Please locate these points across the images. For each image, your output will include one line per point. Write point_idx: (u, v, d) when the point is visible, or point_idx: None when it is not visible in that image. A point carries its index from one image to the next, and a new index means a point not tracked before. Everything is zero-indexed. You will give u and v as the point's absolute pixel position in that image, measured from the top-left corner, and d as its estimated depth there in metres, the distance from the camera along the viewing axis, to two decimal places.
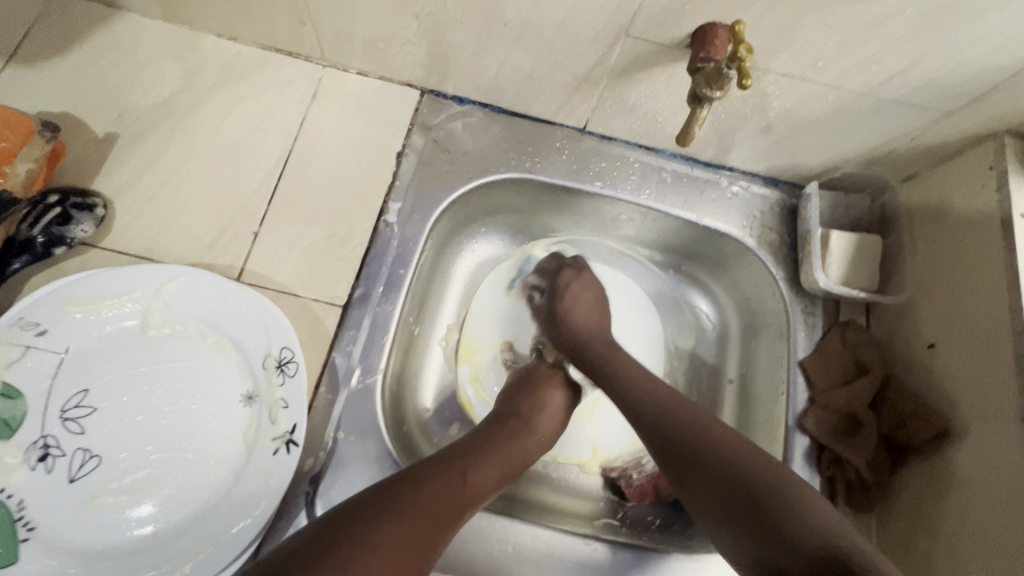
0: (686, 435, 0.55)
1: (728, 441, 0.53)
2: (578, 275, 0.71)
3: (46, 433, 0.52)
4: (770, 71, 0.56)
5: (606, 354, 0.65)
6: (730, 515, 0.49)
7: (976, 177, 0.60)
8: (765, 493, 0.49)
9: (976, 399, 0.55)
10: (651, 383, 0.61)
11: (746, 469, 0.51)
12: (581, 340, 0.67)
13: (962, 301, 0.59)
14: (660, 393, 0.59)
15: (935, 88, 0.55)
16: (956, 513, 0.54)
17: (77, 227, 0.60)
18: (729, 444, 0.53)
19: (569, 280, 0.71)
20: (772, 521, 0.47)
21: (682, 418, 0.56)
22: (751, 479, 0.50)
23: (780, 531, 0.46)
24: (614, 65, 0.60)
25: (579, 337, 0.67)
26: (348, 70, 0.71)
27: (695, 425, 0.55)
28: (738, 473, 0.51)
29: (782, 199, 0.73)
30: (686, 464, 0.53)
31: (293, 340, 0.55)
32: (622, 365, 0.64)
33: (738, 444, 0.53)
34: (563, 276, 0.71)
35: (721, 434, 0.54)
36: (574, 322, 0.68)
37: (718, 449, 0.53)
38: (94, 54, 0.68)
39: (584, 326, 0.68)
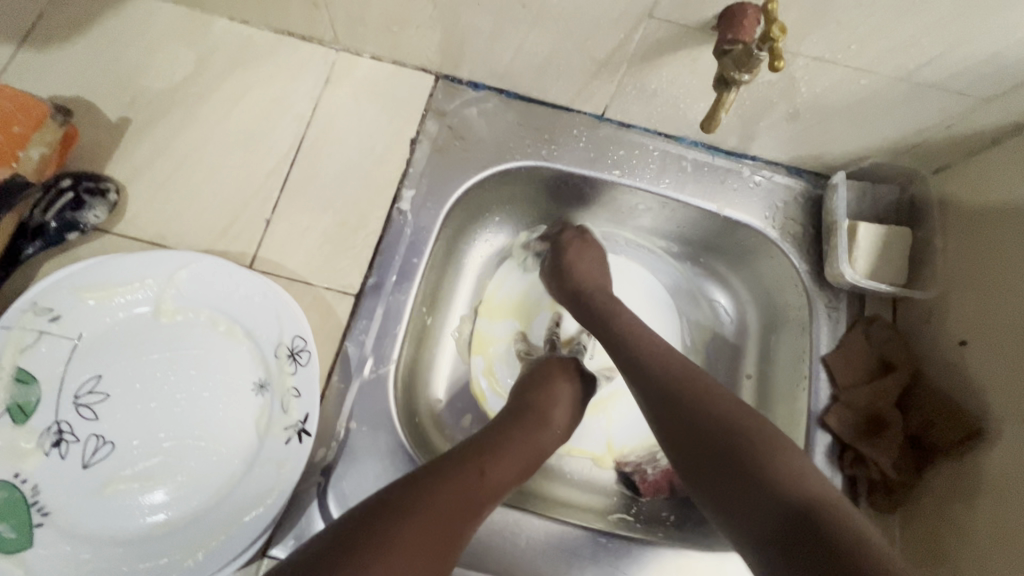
0: (682, 395, 0.53)
1: (724, 402, 0.51)
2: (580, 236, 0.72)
3: (59, 419, 0.52)
4: (800, 55, 0.54)
5: (609, 305, 0.65)
6: (713, 477, 0.48)
7: (1016, 167, 0.57)
8: (753, 457, 0.47)
9: (1011, 402, 0.53)
10: (650, 342, 0.59)
11: (739, 431, 0.49)
12: (582, 288, 0.68)
13: (997, 297, 0.57)
14: (653, 354, 0.57)
15: (976, 72, 0.52)
16: (991, 521, 0.52)
17: (90, 213, 0.60)
18: (727, 407, 0.51)
19: (570, 238, 0.72)
20: (764, 484, 0.45)
21: (672, 381, 0.54)
22: (745, 441, 0.48)
23: (770, 494, 0.44)
24: (636, 49, 0.58)
25: (580, 286, 0.68)
26: (361, 55, 0.70)
27: (694, 386, 0.53)
28: (730, 431, 0.49)
29: (806, 189, 0.71)
30: (674, 428, 0.52)
31: (305, 328, 0.55)
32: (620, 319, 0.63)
33: (735, 407, 0.51)
34: (567, 234, 0.73)
35: (719, 395, 0.52)
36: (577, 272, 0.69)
37: (715, 411, 0.51)
38: (106, 38, 0.68)
39: (589, 276, 0.69)
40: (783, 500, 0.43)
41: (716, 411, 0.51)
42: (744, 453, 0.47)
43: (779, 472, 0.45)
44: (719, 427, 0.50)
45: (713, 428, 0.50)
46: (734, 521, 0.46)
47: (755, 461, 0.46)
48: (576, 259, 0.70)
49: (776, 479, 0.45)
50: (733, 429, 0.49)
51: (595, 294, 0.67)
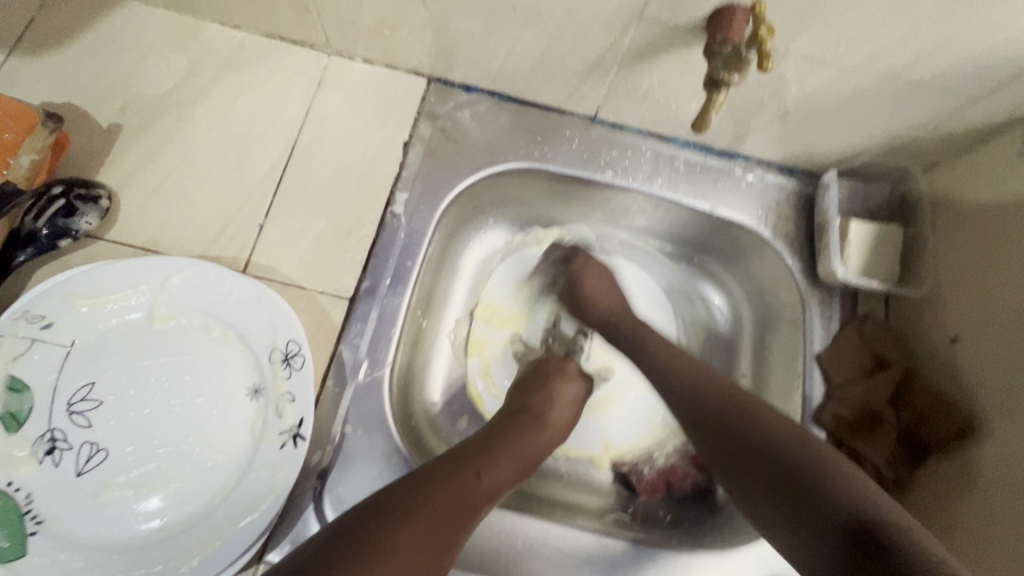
0: (728, 416, 0.53)
1: (771, 420, 0.51)
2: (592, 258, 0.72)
3: (52, 427, 0.52)
4: (790, 54, 0.54)
5: (639, 329, 0.66)
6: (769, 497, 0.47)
7: (1005, 165, 0.57)
8: (808, 472, 0.46)
9: (1002, 397, 0.54)
10: (690, 365, 0.59)
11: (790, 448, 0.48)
12: (609, 314, 0.68)
13: (987, 293, 0.57)
14: (693, 377, 0.58)
15: (964, 70, 0.53)
16: (984, 514, 0.52)
17: (82, 219, 0.59)
18: (778, 425, 0.51)
19: (584, 264, 0.72)
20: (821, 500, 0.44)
21: (717, 402, 0.54)
22: (796, 457, 0.48)
23: (828, 508, 0.43)
24: (627, 50, 0.58)
25: (603, 312, 0.68)
26: (353, 58, 0.70)
27: (740, 407, 0.53)
28: (779, 448, 0.49)
29: (798, 188, 0.71)
30: (726, 450, 0.51)
31: (299, 333, 0.55)
32: (651, 344, 0.63)
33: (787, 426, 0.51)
34: (578, 260, 0.73)
35: (768, 414, 0.52)
36: (598, 300, 0.69)
37: (765, 428, 0.51)
38: (98, 44, 0.68)
39: (609, 299, 0.69)
40: (844, 516, 0.42)
41: (766, 429, 0.50)
42: (801, 469, 0.46)
43: (835, 487, 0.44)
44: (771, 447, 0.49)
45: (762, 446, 0.49)
46: (798, 539, 0.44)
47: (812, 473, 0.46)
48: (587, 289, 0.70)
49: (830, 492, 0.44)
50: (783, 445, 0.49)
51: (617, 316, 0.67)
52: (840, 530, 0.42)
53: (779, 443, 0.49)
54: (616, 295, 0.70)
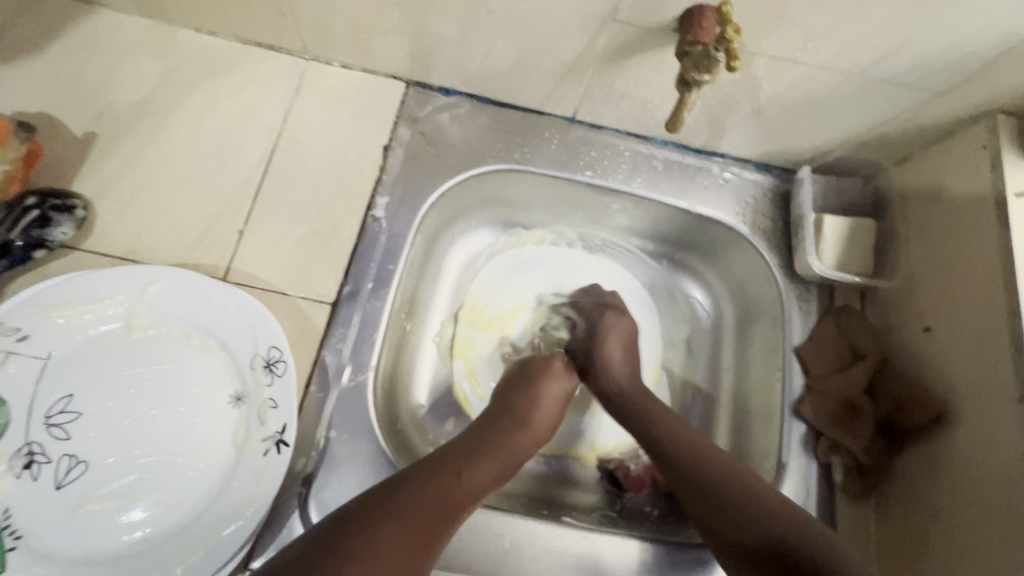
0: (697, 468, 0.56)
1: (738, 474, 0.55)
2: (618, 320, 0.71)
3: (30, 440, 0.51)
4: (760, 54, 0.55)
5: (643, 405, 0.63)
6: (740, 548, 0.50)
7: (970, 158, 0.59)
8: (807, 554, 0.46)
9: (971, 383, 0.55)
10: (662, 414, 0.62)
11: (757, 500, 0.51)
12: (620, 391, 0.65)
13: (955, 282, 0.59)
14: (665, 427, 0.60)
15: (927, 66, 0.54)
16: (959, 498, 0.53)
17: (56, 230, 0.59)
18: (745, 479, 0.54)
19: (611, 324, 0.70)
20: None
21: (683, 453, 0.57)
22: (793, 538, 0.48)
23: None
24: (601, 52, 0.59)
25: (618, 382, 0.66)
26: (331, 63, 0.70)
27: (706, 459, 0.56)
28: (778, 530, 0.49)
29: (775, 185, 0.72)
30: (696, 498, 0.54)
31: (280, 339, 0.55)
32: (650, 414, 0.62)
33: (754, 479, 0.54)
34: (605, 320, 0.71)
35: (772, 496, 0.52)
36: (613, 371, 0.67)
37: (760, 506, 0.51)
38: (70, 53, 0.67)
39: (623, 372, 0.67)
40: None
41: (760, 505, 0.51)
42: (801, 552, 0.46)
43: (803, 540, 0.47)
44: (739, 500, 0.52)
45: (760, 527, 0.49)
46: None
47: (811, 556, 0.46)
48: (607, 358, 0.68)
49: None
50: (781, 526, 0.49)
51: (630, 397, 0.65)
52: None
53: (776, 523, 0.49)
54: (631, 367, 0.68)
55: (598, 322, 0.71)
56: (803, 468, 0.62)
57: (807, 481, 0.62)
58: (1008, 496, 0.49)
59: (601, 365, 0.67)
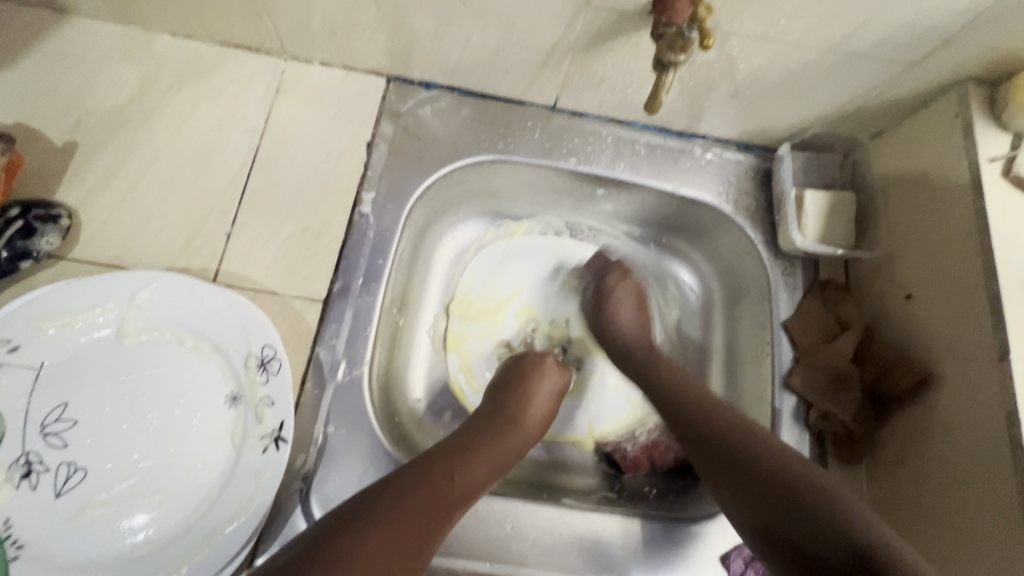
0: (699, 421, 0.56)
1: (832, 483, 0.49)
2: (623, 279, 0.72)
3: (27, 450, 0.51)
4: (734, 33, 0.56)
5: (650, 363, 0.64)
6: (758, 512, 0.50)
7: (944, 127, 0.61)
8: (732, 446, 0.53)
9: (953, 346, 0.56)
10: (681, 385, 0.61)
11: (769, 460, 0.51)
12: (629, 346, 0.67)
13: (933, 251, 0.60)
14: (719, 422, 0.56)
15: (898, 39, 0.55)
16: (945, 460, 0.55)
17: (42, 240, 0.58)
18: (684, 387, 0.60)
19: (615, 283, 0.72)
20: (743, 467, 0.52)
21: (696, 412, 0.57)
22: (718, 431, 0.55)
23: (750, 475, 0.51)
24: (578, 38, 0.59)
25: (626, 343, 0.67)
26: (310, 62, 0.70)
27: (732, 429, 0.55)
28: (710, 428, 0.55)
29: (756, 163, 0.74)
30: (786, 514, 0.48)
31: (274, 337, 0.55)
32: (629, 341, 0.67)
33: (854, 501, 0.47)
34: (610, 278, 0.73)
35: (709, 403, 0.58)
36: (619, 327, 0.69)
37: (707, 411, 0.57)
38: (45, 61, 0.66)
39: (631, 331, 0.68)
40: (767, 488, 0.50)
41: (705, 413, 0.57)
42: (730, 444, 0.53)
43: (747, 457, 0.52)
44: (679, 400, 0.59)
45: (704, 426, 0.56)
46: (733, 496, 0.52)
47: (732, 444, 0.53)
48: (618, 318, 0.69)
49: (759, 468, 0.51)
50: (716, 423, 0.56)
51: (637, 351, 0.66)
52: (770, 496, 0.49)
53: (713, 420, 0.56)
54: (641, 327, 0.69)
55: (604, 283, 0.72)
56: (795, 439, 0.63)
57: (799, 451, 0.63)
58: (989, 462, 0.51)
59: (609, 326, 0.69)
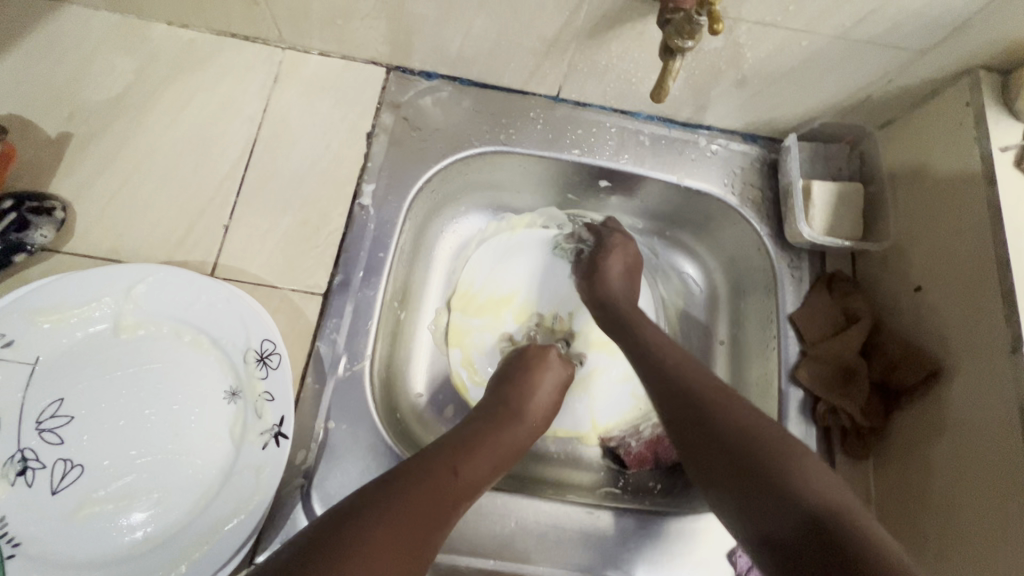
0: (675, 384, 0.56)
1: (793, 449, 0.48)
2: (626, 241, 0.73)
3: (22, 447, 0.50)
4: (742, 20, 0.55)
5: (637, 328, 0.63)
6: (720, 475, 0.49)
7: (955, 116, 0.60)
8: (702, 408, 0.53)
9: (964, 339, 0.55)
10: (681, 357, 0.59)
11: (736, 425, 0.51)
12: (615, 303, 0.68)
13: (944, 242, 0.59)
14: (695, 386, 0.55)
15: (910, 25, 0.54)
16: (954, 453, 0.54)
17: (36, 233, 0.57)
18: (672, 351, 0.59)
19: (616, 242, 0.73)
20: (709, 428, 0.51)
21: (681, 376, 0.56)
22: (695, 395, 0.54)
23: (716, 436, 0.51)
24: (583, 26, 0.58)
25: (612, 298, 0.68)
26: (309, 52, 0.69)
27: (714, 392, 0.54)
28: (688, 393, 0.54)
29: (762, 154, 0.72)
30: (747, 478, 0.47)
31: (274, 331, 0.54)
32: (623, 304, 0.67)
33: (818, 473, 0.47)
34: (613, 237, 0.74)
35: (690, 367, 0.57)
36: (611, 284, 0.70)
37: (682, 376, 0.56)
38: (38, 51, 0.65)
39: (620, 287, 0.70)
40: (733, 450, 0.49)
41: (683, 378, 0.56)
42: (700, 406, 0.53)
43: (716, 419, 0.52)
44: (667, 363, 0.58)
45: (682, 388, 0.55)
46: (697, 456, 0.52)
47: (701, 405, 0.53)
48: (606, 275, 0.71)
49: (724, 430, 0.51)
50: (692, 389, 0.55)
51: (626, 309, 0.66)
52: (733, 457, 0.49)
53: (690, 387, 0.55)
54: (630, 286, 0.70)
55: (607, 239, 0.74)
56: (802, 433, 0.62)
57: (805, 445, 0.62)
58: (1001, 456, 0.50)
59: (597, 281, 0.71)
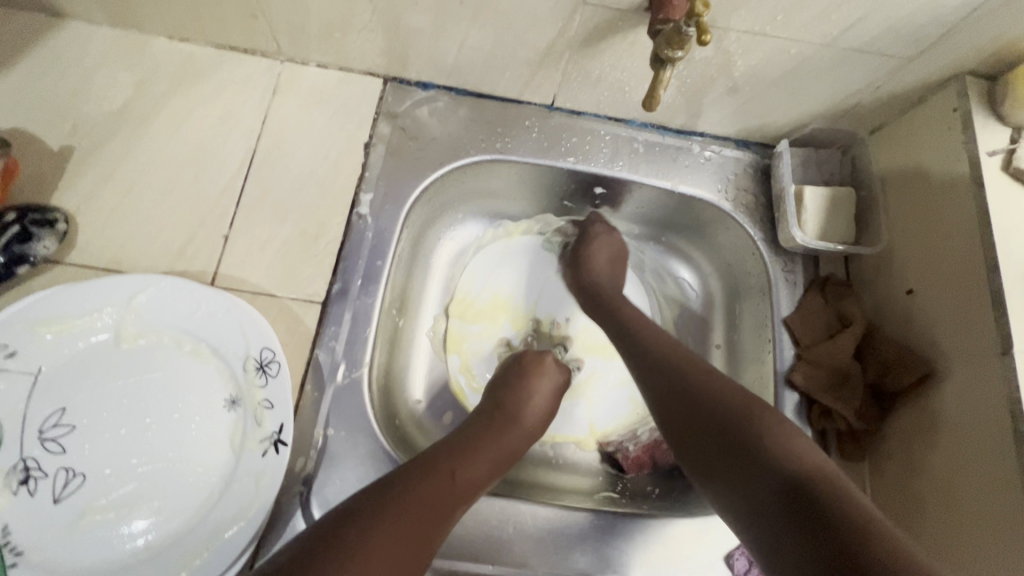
0: (654, 357, 0.58)
1: (765, 413, 0.51)
2: (608, 233, 0.75)
3: (25, 456, 0.51)
4: (732, 30, 0.56)
5: (615, 304, 0.67)
6: (698, 441, 0.52)
7: (943, 121, 0.61)
8: (681, 378, 0.55)
9: (956, 341, 0.56)
10: (651, 330, 0.62)
11: (713, 393, 0.53)
12: (598, 285, 0.70)
13: (935, 245, 0.60)
14: (672, 358, 0.58)
15: (896, 33, 0.55)
16: (949, 455, 0.54)
17: (38, 244, 0.58)
18: (647, 326, 0.62)
19: (599, 232, 0.75)
20: (687, 396, 0.54)
21: (655, 348, 0.59)
22: (673, 366, 0.57)
23: (692, 404, 0.53)
24: (575, 36, 0.59)
25: (596, 283, 0.71)
26: (307, 64, 0.70)
27: (687, 364, 0.56)
28: (662, 365, 0.57)
29: (755, 160, 0.73)
30: (723, 442, 0.50)
31: (273, 340, 0.55)
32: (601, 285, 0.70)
33: (791, 432, 0.49)
34: (595, 225, 0.75)
35: (666, 341, 0.60)
36: (596, 268, 0.72)
37: (660, 349, 0.59)
38: (41, 66, 0.66)
39: (601, 274, 0.72)
40: (708, 417, 0.52)
41: (659, 351, 0.59)
42: (677, 377, 0.56)
43: (691, 389, 0.54)
44: (641, 338, 0.61)
45: (659, 360, 0.58)
46: (675, 424, 0.54)
47: (680, 376, 0.55)
48: (591, 261, 0.72)
49: (700, 398, 0.53)
50: (667, 361, 0.57)
51: (608, 292, 0.69)
52: (708, 424, 0.52)
53: (666, 359, 0.58)
54: (614, 272, 0.72)
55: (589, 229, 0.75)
56: None
57: None
58: (995, 457, 0.50)
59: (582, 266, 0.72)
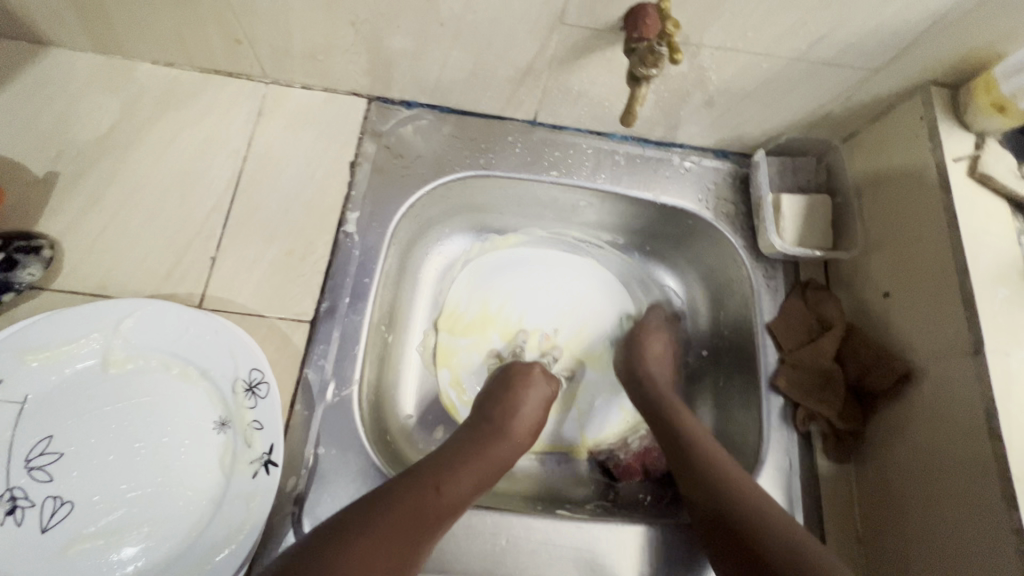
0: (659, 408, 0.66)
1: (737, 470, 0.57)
2: (659, 330, 0.76)
3: (11, 486, 0.50)
4: (704, 46, 0.58)
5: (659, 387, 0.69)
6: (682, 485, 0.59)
7: (911, 129, 0.63)
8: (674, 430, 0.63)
9: (932, 340, 0.57)
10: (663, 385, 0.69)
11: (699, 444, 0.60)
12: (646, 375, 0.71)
13: (908, 249, 0.61)
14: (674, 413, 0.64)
15: (861, 46, 0.57)
16: (928, 452, 0.56)
17: (23, 271, 0.58)
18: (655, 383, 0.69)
19: (652, 330, 0.76)
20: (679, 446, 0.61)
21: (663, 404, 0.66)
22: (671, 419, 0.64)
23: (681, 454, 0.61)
24: (554, 54, 0.61)
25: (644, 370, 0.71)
26: (291, 86, 0.71)
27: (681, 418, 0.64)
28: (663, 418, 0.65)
29: (734, 170, 0.75)
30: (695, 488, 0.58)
31: (262, 360, 0.55)
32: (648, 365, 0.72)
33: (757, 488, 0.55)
34: (650, 323, 0.77)
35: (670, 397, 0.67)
36: (646, 361, 0.72)
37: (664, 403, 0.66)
38: (25, 93, 0.67)
39: (655, 368, 0.72)
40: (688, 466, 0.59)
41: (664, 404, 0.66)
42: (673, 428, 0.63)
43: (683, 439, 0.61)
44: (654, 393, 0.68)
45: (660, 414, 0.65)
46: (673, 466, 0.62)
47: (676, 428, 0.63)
48: (646, 354, 0.73)
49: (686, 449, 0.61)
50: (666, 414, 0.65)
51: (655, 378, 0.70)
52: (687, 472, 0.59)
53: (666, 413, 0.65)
54: (668, 368, 0.72)
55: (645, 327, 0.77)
56: (784, 438, 0.64)
57: (787, 450, 0.63)
58: (971, 453, 0.51)
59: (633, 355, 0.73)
